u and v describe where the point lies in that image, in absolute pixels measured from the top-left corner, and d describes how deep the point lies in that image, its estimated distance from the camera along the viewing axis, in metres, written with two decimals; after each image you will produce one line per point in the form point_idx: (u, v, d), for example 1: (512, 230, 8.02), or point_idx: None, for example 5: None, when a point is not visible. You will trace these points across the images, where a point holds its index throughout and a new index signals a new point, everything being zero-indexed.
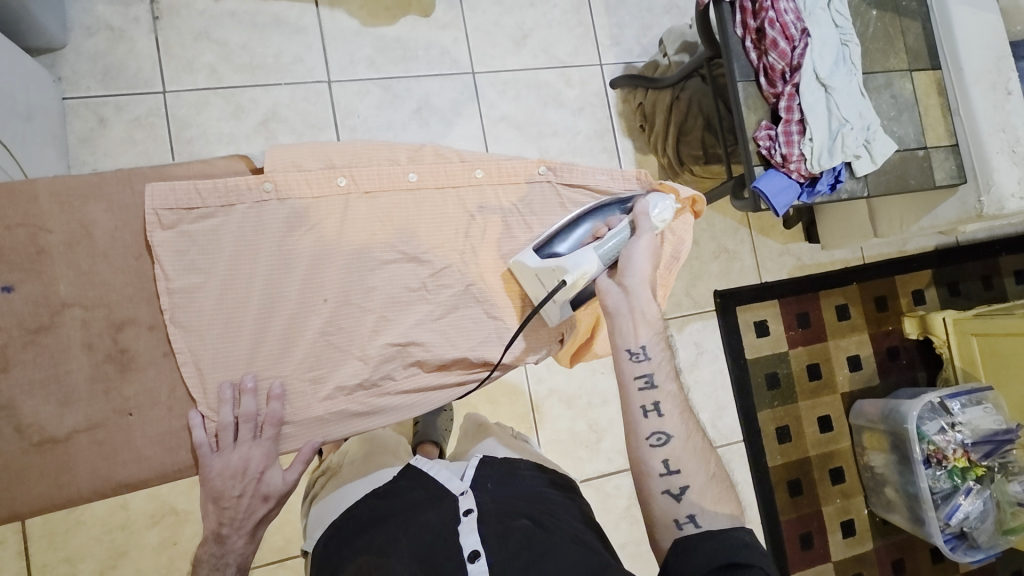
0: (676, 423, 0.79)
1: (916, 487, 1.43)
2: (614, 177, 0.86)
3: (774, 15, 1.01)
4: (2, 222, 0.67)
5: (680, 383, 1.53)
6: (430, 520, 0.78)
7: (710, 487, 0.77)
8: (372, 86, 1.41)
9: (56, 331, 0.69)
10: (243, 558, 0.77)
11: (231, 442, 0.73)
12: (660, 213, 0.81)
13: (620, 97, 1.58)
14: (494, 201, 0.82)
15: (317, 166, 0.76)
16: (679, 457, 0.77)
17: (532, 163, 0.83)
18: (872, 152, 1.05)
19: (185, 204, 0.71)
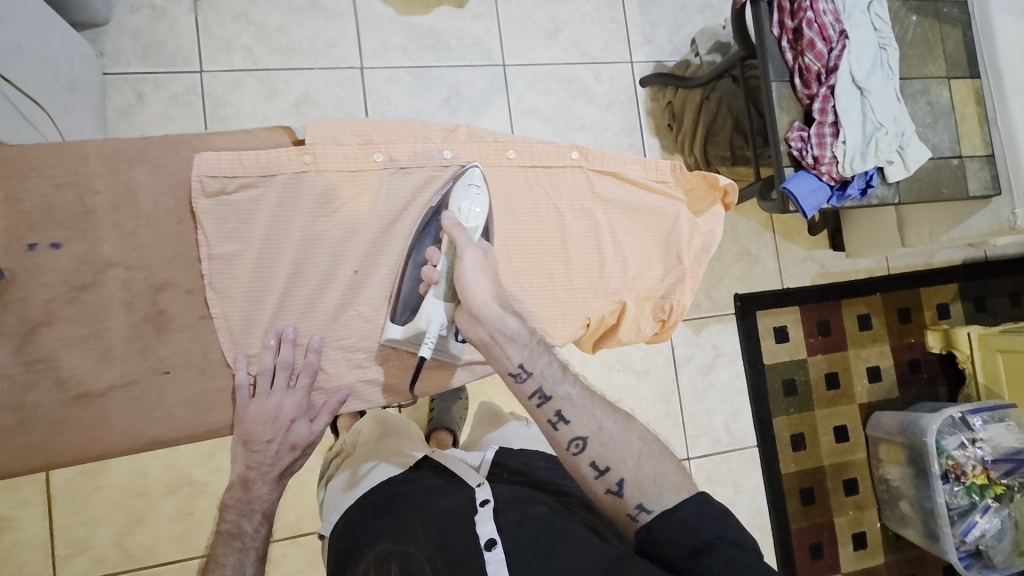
0: (585, 422, 0.75)
1: (932, 502, 1.41)
2: (645, 167, 0.84)
3: (813, 15, 1.00)
4: (52, 180, 0.69)
5: (696, 385, 1.52)
6: (445, 508, 0.78)
7: (646, 460, 0.74)
8: (404, 73, 1.43)
9: (98, 290, 0.70)
10: (268, 505, 0.79)
11: (267, 389, 0.75)
12: (466, 216, 0.75)
13: (648, 95, 1.58)
14: (523, 184, 0.82)
15: (354, 142, 0.77)
16: (605, 453, 0.73)
17: (564, 148, 0.82)
18: (905, 158, 1.04)
19: (227, 172, 0.73)
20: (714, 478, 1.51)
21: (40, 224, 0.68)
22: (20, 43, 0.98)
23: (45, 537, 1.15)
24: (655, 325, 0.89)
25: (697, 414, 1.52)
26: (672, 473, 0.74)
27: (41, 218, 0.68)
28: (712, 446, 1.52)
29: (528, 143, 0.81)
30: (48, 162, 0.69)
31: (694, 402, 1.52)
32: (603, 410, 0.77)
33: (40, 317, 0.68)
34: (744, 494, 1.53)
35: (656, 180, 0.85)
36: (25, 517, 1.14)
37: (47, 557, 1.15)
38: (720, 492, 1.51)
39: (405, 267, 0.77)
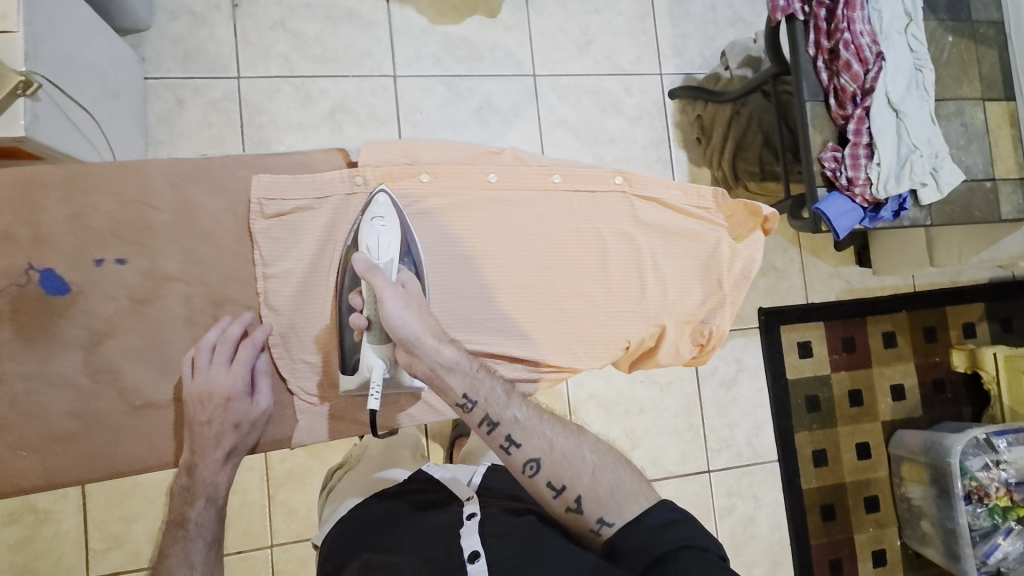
0: (536, 444, 0.76)
1: (954, 522, 1.40)
2: (687, 192, 0.84)
3: (849, 36, 1.00)
4: (118, 198, 0.74)
5: (718, 398, 1.53)
6: (434, 521, 0.83)
7: (599, 471, 0.77)
8: (437, 83, 1.45)
9: (158, 303, 0.76)
10: (213, 483, 0.76)
11: (206, 366, 0.74)
12: (376, 250, 0.73)
13: (677, 108, 1.59)
14: (567, 206, 0.83)
15: (402, 163, 0.79)
16: (559, 472, 0.76)
17: (608, 173, 0.84)
18: (939, 181, 1.03)
19: (283, 195, 0.77)
20: (735, 491, 1.52)
21: (108, 241, 0.74)
22: (71, 52, 1.01)
23: (82, 531, 1.19)
24: (693, 349, 0.88)
25: (718, 427, 1.52)
26: (625, 477, 0.78)
27: (108, 235, 0.74)
28: (733, 460, 1.52)
29: (575, 169, 0.84)
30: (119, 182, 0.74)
31: (716, 415, 1.53)
32: (551, 428, 0.78)
33: (105, 329, 0.74)
34: (764, 508, 1.53)
35: (696, 206, 0.85)
36: (64, 510, 1.18)
37: (84, 550, 1.19)
38: (740, 506, 1.52)
39: (340, 313, 0.77)
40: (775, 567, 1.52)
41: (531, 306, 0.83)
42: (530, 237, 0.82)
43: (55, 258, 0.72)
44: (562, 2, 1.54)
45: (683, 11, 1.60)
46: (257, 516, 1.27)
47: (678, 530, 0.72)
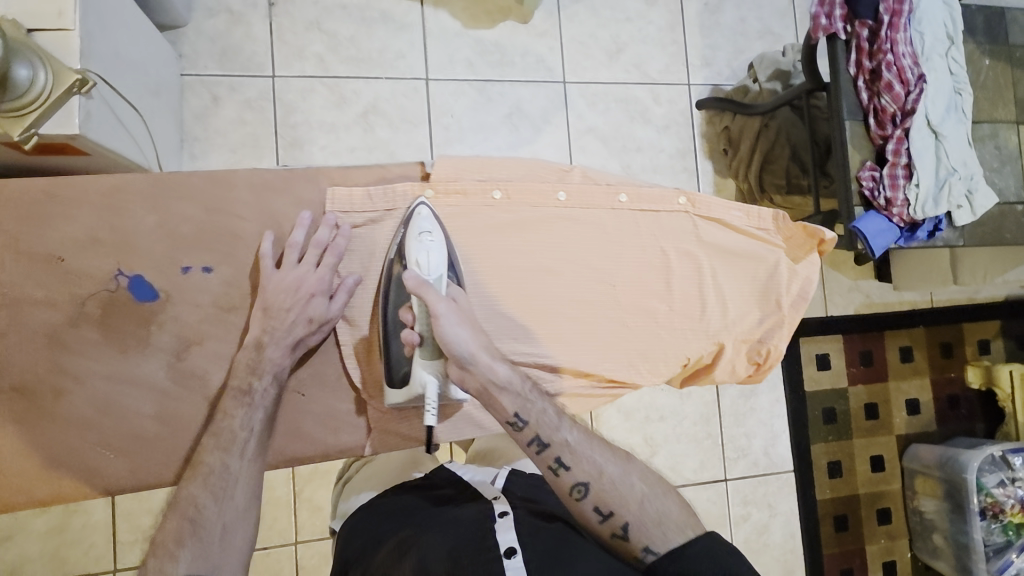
0: (586, 468, 0.76)
1: (967, 537, 1.42)
2: (748, 214, 0.87)
3: (892, 58, 1.01)
4: (204, 207, 0.80)
5: (737, 407, 1.54)
6: (462, 515, 0.83)
7: (649, 500, 0.76)
8: (469, 87, 1.45)
9: (243, 312, 0.81)
10: (280, 370, 0.79)
11: (293, 262, 0.79)
12: (424, 263, 0.74)
13: (705, 118, 1.59)
14: (633, 225, 0.85)
15: (472, 180, 0.82)
16: (608, 498, 0.76)
17: (672, 193, 0.86)
18: (973, 204, 1.05)
19: (356, 208, 0.82)
20: (750, 500, 1.53)
21: (196, 250, 0.79)
22: (117, 49, 1.01)
23: (111, 524, 1.20)
24: (749, 367, 0.91)
25: (736, 436, 1.54)
26: (676, 509, 0.77)
27: (197, 245, 0.79)
28: (749, 469, 1.54)
29: (640, 187, 0.86)
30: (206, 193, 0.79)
31: (734, 424, 1.54)
32: (602, 453, 0.78)
33: (194, 336, 0.80)
34: (779, 517, 1.55)
35: (756, 227, 0.87)
36: (93, 502, 1.19)
37: (112, 542, 1.20)
38: (755, 514, 1.53)
39: (388, 329, 0.80)
40: None
41: (601, 322, 0.84)
42: (595, 255, 0.84)
43: (143, 264, 0.78)
44: (594, 9, 1.54)
45: (713, 22, 1.61)
46: (282, 513, 1.28)
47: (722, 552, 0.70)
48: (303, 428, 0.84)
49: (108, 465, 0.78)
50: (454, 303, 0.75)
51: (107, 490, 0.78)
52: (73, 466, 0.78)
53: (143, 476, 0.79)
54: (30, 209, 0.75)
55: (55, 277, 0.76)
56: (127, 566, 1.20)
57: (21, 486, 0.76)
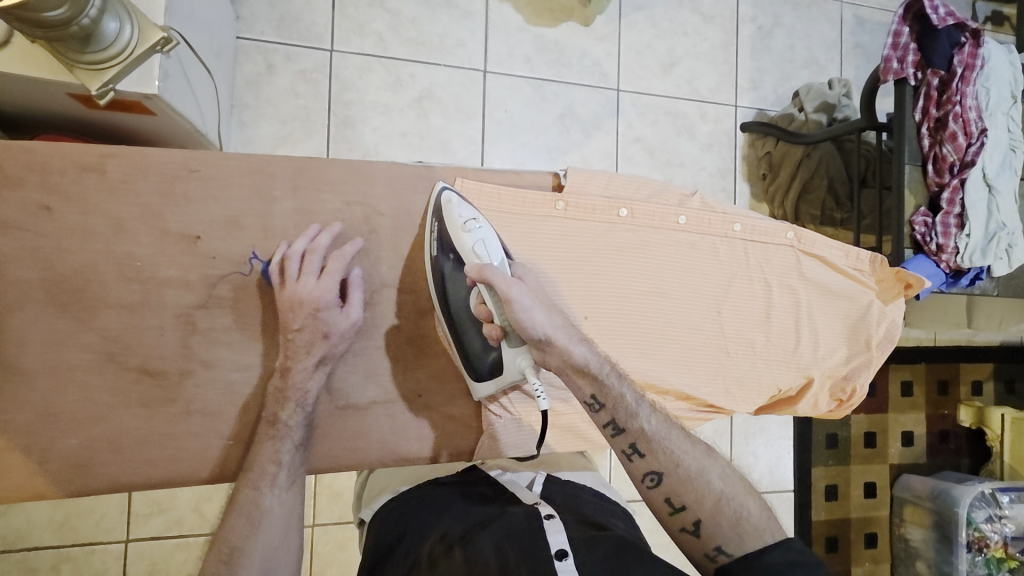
0: (661, 459, 0.76)
1: (952, 567, 1.50)
2: (847, 254, 0.92)
3: (960, 109, 1.05)
4: (345, 198, 0.81)
5: (749, 426, 1.58)
6: (510, 514, 0.82)
7: (724, 500, 0.75)
8: (524, 84, 1.44)
9: (372, 308, 0.83)
10: (312, 390, 0.78)
11: (297, 274, 0.76)
12: (484, 252, 0.76)
13: (747, 141, 1.62)
14: (743, 254, 0.89)
15: (601, 195, 0.84)
16: (680, 491, 0.76)
17: (782, 227, 0.90)
18: (1011, 257, 1.10)
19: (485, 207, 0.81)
20: None
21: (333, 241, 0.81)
22: (194, 8, 0.97)
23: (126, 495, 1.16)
24: (831, 404, 0.96)
25: (746, 454, 1.58)
26: (750, 505, 0.76)
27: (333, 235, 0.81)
28: (754, 486, 1.58)
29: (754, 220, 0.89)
30: (346, 183, 0.81)
31: (745, 442, 1.58)
32: (680, 442, 0.78)
33: None
34: None
35: (854, 268, 0.93)
36: None
37: (125, 513, 1.16)
38: None
39: (455, 322, 0.80)
40: None
41: (706, 347, 0.90)
42: (690, 275, 0.87)
43: (278, 250, 0.79)
44: (654, 20, 1.53)
45: (764, 46, 1.63)
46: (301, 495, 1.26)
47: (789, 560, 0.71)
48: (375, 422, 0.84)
49: (184, 440, 0.78)
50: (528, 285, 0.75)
51: (212, 465, 0.79)
52: (179, 441, 0.78)
53: (234, 454, 0.80)
54: (142, 174, 0.75)
55: (188, 256, 0.76)
56: (138, 539, 1.16)
57: (125, 459, 0.76)
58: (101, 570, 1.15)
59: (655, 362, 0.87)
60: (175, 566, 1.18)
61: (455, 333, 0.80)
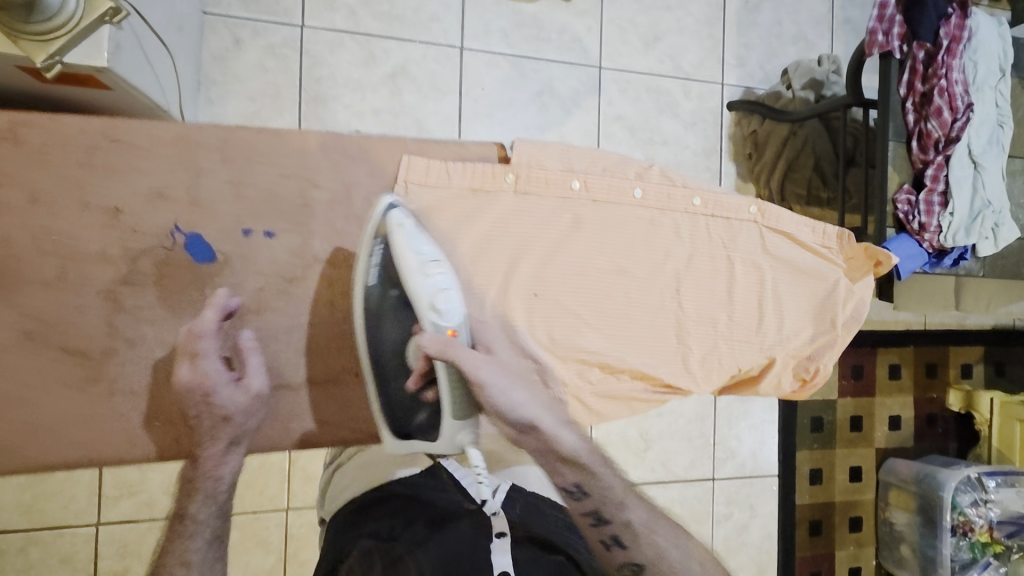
0: (626, 527, 0.81)
1: (935, 551, 1.49)
2: (814, 231, 0.86)
3: (946, 83, 1.00)
4: (281, 170, 0.75)
5: (731, 410, 1.56)
6: (456, 531, 0.87)
7: (682, 563, 0.82)
8: (502, 60, 1.40)
9: (305, 283, 0.76)
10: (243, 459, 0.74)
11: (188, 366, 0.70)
12: (443, 309, 0.72)
13: (733, 120, 1.57)
14: (705, 234, 0.84)
15: (556, 167, 0.80)
16: (642, 559, 0.81)
17: (744, 202, 0.84)
18: (998, 237, 1.07)
19: (433, 181, 0.77)
20: (735, 500, 1.56)
21: (266, 213, 0.74)
22: None
23: (96, 478, 1.15)
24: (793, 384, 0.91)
25: (728, 438, 1.56)
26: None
27: (267, 207, 0.74)
28: (737, 470, 1.57)
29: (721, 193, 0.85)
30: (279, 155, 0.75)
31: (727, 425, 1.56)
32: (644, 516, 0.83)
33: (252, 304, 0.74)
34: (758, 518, 1.58)
35: (820, 245, 0.86)
36: None
37: (95, 496, 1.15)
38: (737, 514, 1.56)
39: (382, 369, 0.74)
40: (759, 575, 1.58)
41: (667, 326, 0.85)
42: (659, 253, 0.83)
43: (207, 225, 0.72)
44: None
45: (750, 21, 1.58)
46: (274, 480, 1.25)
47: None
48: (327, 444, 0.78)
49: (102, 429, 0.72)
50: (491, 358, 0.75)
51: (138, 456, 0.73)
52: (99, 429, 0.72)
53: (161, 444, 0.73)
54: (55, 144, 0.68)
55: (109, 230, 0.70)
56: (107, 524, 1.16)
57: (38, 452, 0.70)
58: (70, 553, 1.14)
59: (615, 342, 0.82)
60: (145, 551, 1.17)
61: (378, 384, 0.75)
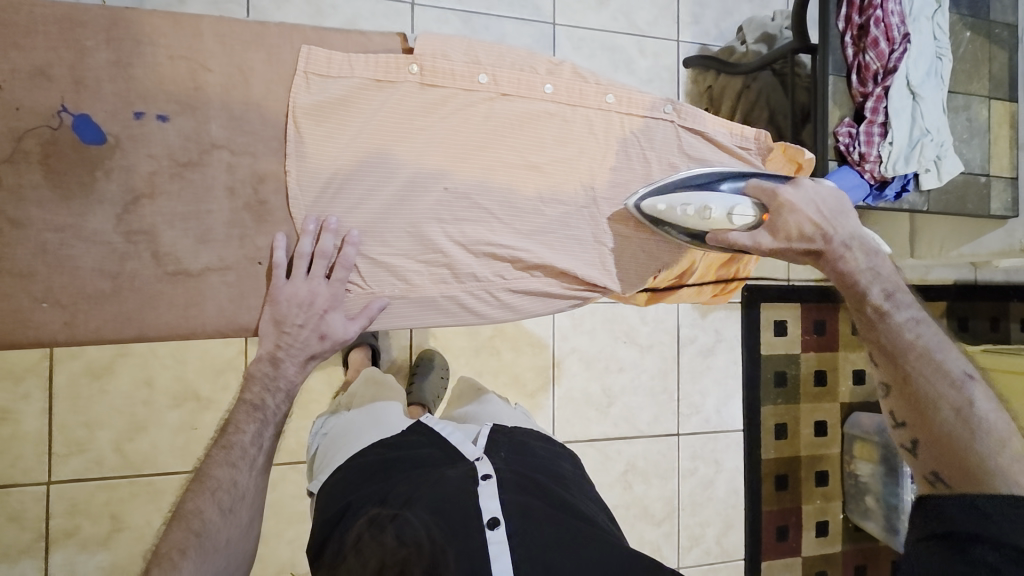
0: (901, 360, 0.60)
1: (898, 499, 1.37)
2: (731, 131, 0.68)
3: (881, 13, 1.01)
4: None
5: (695, 363, 1.43)
6: (446, 480, 0.67)
7: (961, 436, 0.54)
8: (452, 17, 1.33)
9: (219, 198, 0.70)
10: (294, 386, 0.62)
11: (301, 273, 0.56)
12: (745, 216, 0.63)
13: (690, 76, 1.52)
14: (615, 135, 0.64)
15: (461, 60, 0.59)
16: (906, 412, 0.59)
17: (658, 100, 0.65)
18: (941, 169, 1.07)
19: (338, 73, 0.55)
20: (699, 454, 1.44)
21: None
22: None
23: (45, 433, 1.02)
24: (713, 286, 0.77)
25: (692, 393, 1.43)
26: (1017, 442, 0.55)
27: None
28: (701, 426, 1.44)
29: (691, 109, 0.67)
30: None
31: (691, 381, 1.43)
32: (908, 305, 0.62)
33: None
34: (724, 473, 1.47)
35: (737, 147, 0.69)
36: (24, 413, 1.01)
37: (44, 455, 1.02)
38: (703, 469, 1.45)
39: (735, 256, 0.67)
40: (727, 530, 1.47)
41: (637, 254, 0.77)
42: (598, 173, 0.64)
43: None
44: None
45: None
46: None
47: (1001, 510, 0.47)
48: (238, 416, 0.61)
49: None
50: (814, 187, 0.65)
51: None
52: None
53: None
54: None
55: None
56: (58, 481, 1.03)
57: None
58: (19, 512, 1.01)
59: None
60: (96, 507, 1.04)
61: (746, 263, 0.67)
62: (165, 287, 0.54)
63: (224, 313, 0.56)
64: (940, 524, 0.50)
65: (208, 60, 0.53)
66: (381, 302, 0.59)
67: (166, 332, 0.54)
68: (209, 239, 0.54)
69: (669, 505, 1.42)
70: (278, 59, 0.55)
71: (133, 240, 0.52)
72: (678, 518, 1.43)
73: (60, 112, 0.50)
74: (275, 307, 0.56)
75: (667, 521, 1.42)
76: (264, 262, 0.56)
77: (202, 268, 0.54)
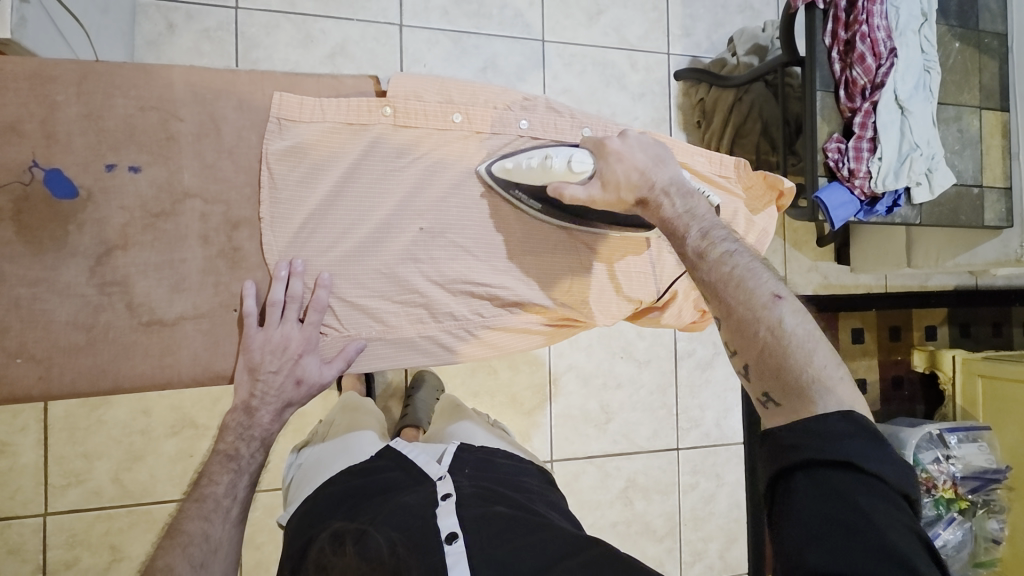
0: (722, 286, 0.56)
1: None
2: (710, 160, 0.71)
3: (866, 29, 1.01)
4: None
5: (693, 378, 1.42)
6: (403, 504, 0.67)
7: (782, 353, 0.52)
8: (443, 37, 1.25)
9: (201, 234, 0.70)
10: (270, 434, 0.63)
11: (275, 319, 0.57)
12: (576, 164, 0.59)
13: (681, 89, 1.44)
14: None
15: (435, 100, 0.60)
16: (733, 338, 0.55)
17: (636, 132, 0.68)
18: (932, 181, 1.06)
19: (312, 119, 0.57)
20: (700, 469, 1.43)
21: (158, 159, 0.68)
22: None
23: (41, 465, 1.02)
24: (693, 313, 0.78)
25: (690, 407, 1.42)
26: (829, 350, 0.53)
27: None
28: (700, 440, 1.43)
29: (671, 139, 0.70)
30: None
31: (689, 395, 1.42)
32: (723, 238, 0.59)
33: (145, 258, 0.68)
34: (726, 487, 1.45)
35: (716, 175, 0.71)
36: (19, 445, 1.02)
37: (41, 486, 1.02)
38: (703, 484, 1.43)
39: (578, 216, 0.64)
40: (730, 545, 1.46)
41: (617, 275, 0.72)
42: None
43: None
44: None
45: None
46: None
47: (838, 432, 0.47)
48: (211, 469, 0.63)
49: None
50: (635, 138, 0.62)
51: None
52: None
53: None
54: None
55: None
56: (56, 513, 1.03)
57: None
58: (19, 545, 1.01)
59: None
60: (96, 538, 1.04)
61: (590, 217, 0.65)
62: (140, 337, 0.54)
63: (199, 361, 0.57)
64: (793, 455, 0.47)
65: (180, 110, 0.54)
66: (357, 344, 0.60)
67: (141, 381, 0.55)
68: (183, 288, 0.55)
69: (671, 521, 1.41)
70: (249, 106, 0.56)
71: (107, 291, 0.54)
72: (680, 533, 1.42)
73: (31, 167, 0.51)
74: (248, 355, 0.57)
75: (669, 537, 1.41)
76: (238, 310, 0.57)
77: (177, 317, 0.55)
